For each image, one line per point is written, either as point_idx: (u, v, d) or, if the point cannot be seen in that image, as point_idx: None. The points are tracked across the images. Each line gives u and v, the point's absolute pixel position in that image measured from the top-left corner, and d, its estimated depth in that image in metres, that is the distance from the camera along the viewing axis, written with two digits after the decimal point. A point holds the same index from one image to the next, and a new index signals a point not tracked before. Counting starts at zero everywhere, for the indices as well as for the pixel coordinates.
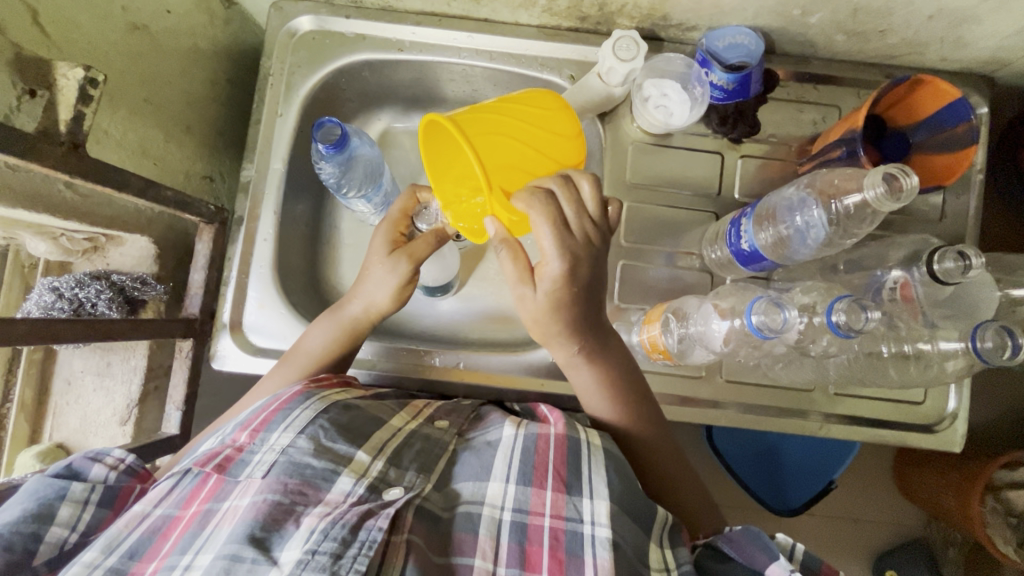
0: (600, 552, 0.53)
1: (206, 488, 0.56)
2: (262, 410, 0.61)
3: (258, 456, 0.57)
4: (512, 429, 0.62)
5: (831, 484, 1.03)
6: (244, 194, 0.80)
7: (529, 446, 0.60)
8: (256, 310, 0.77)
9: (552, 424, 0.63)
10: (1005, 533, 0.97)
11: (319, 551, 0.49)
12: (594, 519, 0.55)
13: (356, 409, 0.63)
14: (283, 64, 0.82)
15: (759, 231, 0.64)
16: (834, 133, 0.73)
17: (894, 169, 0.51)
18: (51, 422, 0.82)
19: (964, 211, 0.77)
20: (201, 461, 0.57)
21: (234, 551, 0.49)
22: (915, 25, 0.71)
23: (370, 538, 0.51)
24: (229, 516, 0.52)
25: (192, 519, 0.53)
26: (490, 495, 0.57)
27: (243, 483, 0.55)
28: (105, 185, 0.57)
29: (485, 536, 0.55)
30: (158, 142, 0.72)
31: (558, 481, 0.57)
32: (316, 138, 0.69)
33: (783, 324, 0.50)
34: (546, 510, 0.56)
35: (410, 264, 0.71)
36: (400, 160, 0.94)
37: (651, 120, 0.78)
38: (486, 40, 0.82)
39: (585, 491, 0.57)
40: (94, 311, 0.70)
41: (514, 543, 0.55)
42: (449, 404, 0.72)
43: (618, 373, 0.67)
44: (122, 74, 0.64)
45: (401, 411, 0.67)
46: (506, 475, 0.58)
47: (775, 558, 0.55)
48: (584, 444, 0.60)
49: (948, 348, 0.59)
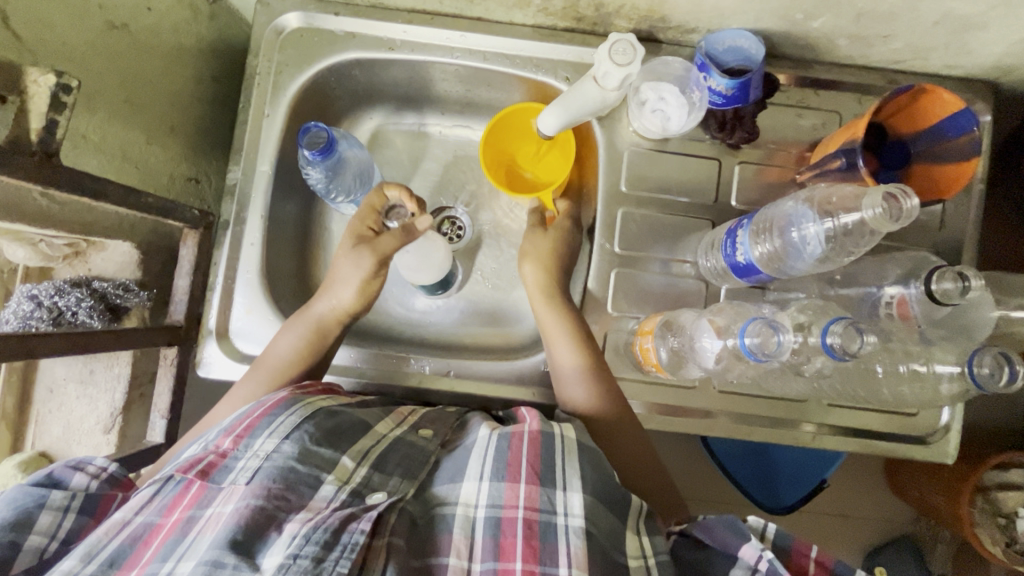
0: (574, 540, 0.52)
1: (189, 494, 0.55)
2: (246, 416, 0.60)
3: (241, 462, 0.56)
4: (488, 431, 0.62)
5: (826, 481, 1.01)
6: (230, 197, 0.78)
7: (502, 445, 0.59)
8: (242, 316, 0.76)
9: (526, 422, 0.61)
10: (993, 535, 0.96)
11: (301, 555, 0.48)
12: (568, 510, 0.54)
13: (343, 415, 0.62)
14: (270, 63, 0.79)
15: (755, 244, 0.63)
16: (833, 142, 0.72)
17: (895, 190, 0.50)
18: (34, 430, 0.80)
19: (964, 220, 0.75)
20: (183, 467, 0.56)
21: (215, 558, 0.48)
22: (920, 31, 0.70)
23: (352, 541, 0.50)
24: (211, 524, 0.51)
25: (173, 527, 0.52)
26: (463, 495, 0.56)
27: (226, 490, 0.54)
28: (82, 194, 0.55)
29: (460, 534, 0.54)
30: (140, 144, 0.70)
31: (532, 473, 0.56)
32: (302, 143, 0.67)
33: (777, 347, 0.49)
34: (520, 502, 0.55)
35: (375, 259, 0.71)
36: (392, 161, 0.92)
37: (647, 124, 0.77)
38: (480, 39, 0.80)
39: (559, 482, 0.56)
40: (74, 320, 0.69)
41: (488, 537, 0.54)
42: (433, 412, 0.70)
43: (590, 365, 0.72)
44: (100, 76, 0.62)
45: (386, 417, 0.66)
46: (480, 474, 0.57)
47: (747, 539, 0.54)
48: (558, 438, 0.59)
49: (944, 371, 0.60)
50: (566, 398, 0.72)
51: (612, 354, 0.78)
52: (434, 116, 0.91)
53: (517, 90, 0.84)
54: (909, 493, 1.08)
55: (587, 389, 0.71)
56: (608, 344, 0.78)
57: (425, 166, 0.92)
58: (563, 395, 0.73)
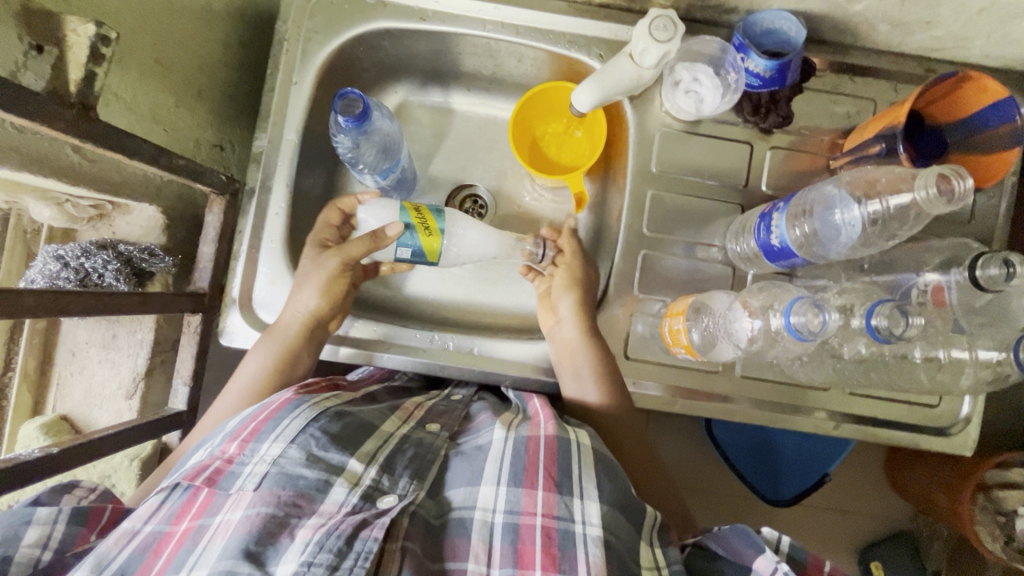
0: (592, 550, 0.52)
1: (198, 502, 0.54)
2: (252, 420, 0.59)
3: (248, 467, 0.55)
4: (502, 433, 0.61)
5: (827, 476, 1.02)
6: (256, 165, 0.77)
7: (518, 449, 0.58)
8: (266, 286, 0.75)
9: (541, 425, 0.61)
10: (992, 530, 0.94)
11: (314, 563, 0.47)
12: (585, 519, 0.53)
13: (352, 416, 0.61)
14: (299, 29, 0.78)
15: (792, 226, 0.62)
16: (871, 127, 0.71)
17: (950, 170, 0.50)
18: (54, 393, 0.80)
19: (997, 213, 0.74)
20: (190, 474, 0.55)
21: (229, 567, 0.47)
22: (964, 18, 0.69)
23: (365, 549, 0.49)
24: (221, 531, 0.51)
25: (184, 535, 0.52)
26: (481, 499, 0.56)
27: (234, 496, 0.53)
28: (117, 151, 0.54)
29: (477, 539, 0.54)
30: (168, 107, 0.69)
31: (548, 480, 0.55)
32: (336, 109, 0.67)
33: (822, 325, 0.49)
34: (538, 509, 0.54)
35: (341, 260, 0.72)
36: (416, 136, 0.90)
37: (680, 105, 0.76)
38: (514, 13, 0.78)
39: (575, 491, 0.55)
40: (101, 281, 0.68)
41: (506, 544, 0.53)
42: (439, 406, 0.72)
43: (607, 362, 0.73)
44: (134, 33, 0.61)
45: (392, 417, 0.65)
46: (496, 478, 0.57)
47: (762, 551, 0.54)
48: (573, 442, 0.60)
49: (986, 357, 0.62)
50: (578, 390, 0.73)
51: (635, 338, 0.78)
52: (460, 91, 0.90)
53: (548, 66, 0.83)
54: (909, 488, 1.05)
55: (600, 382, 0.72)
56: (632, 328, 0.78)
57: (450, 142, 0.90)
58: (574, 386, 0.73)
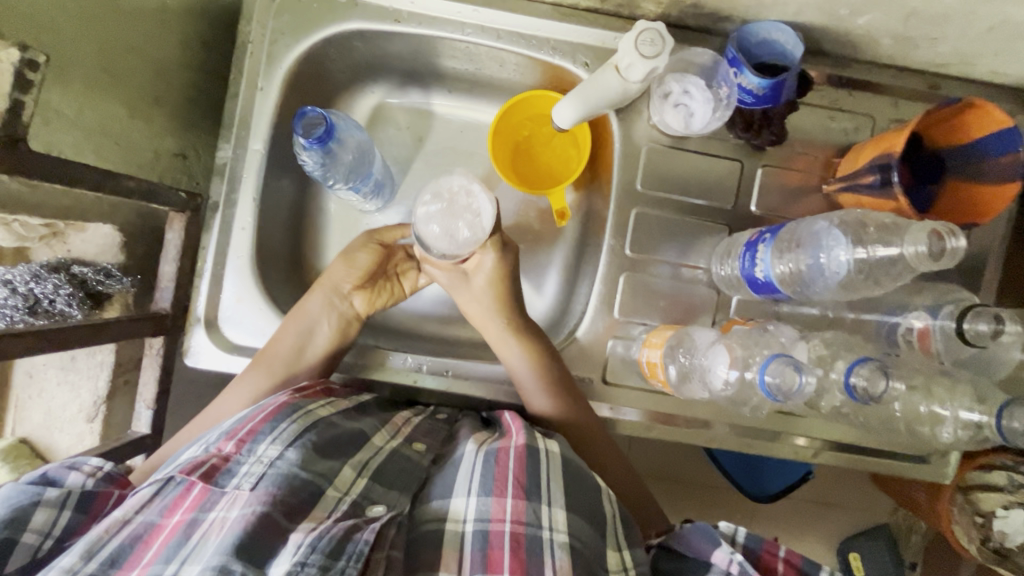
0: (559, 554, 0.51)
1: (191, 496, 0.50)
2: (247, 420, 0.57)
3: (245, 466, 0.52)
4: (473, 447, 0.60)
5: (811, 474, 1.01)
6: (219, 177, 0.73)
7: (489, 460, 0.57)
8: (233, 304, 0.73)
9: (512, 436, 0.60)
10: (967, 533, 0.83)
11: (309, 564, 0.45)
12: (551, 524, 0.52)
13: (340, 427, 0.60)
14: (264, 30, 0.73)
15: (777, 261, 0.59)
16: (866, 154, 0.67)
17: (943, 228, 0.48)
18: (13, 416, 0.78)
19: (995, 240, 0.71)
20: (186, 469, 0.52)
21: (221, 563, 0.45)
22: (972, 35, 0.64)
23: (358, 550, 0.47)
24: (216, 528, 0.48)
25: (175, 529, 0.48)
26: (452, 510, 0.54)
27: (231, 494, 0.50)
28: (54, 181, 0.51)
29: (448, 549, 0.52)
30: (121, 119, 0.65)
31: (517, 487, 0.54)
32: (298, 130, 0.65)
33: (797, 387, 0.48)
34: (506, 516, 0.52)
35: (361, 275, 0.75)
36: (393, 139, 0.86)
37: (668, 120, 0.72)
38: (494, 16, 0.73)
39: (544, 497, 0.54)
40: (52, 307, 0.66)
41: (476, 551, 0.51)
42: (427, 423, 0.69)
43: (546, 366, 0.72)
44: (74, 44, 0.57)
45: (380, 430, 0.64)
46: (467, 489, 0.55)
47: (718, 544, 0.53)
48: (542, 453, 0.58)
49: (969, 417, 0.59)
50: (529, 403, 0.71)
51: (616, 361, 0.76)
52: (440, 94, 0.85)
53: (532, 72, 0.78)
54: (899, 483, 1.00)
55: (547, 390, 0.71)
56: (613, 352, 0.75)
57: (429, 146, 0.86)
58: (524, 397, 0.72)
